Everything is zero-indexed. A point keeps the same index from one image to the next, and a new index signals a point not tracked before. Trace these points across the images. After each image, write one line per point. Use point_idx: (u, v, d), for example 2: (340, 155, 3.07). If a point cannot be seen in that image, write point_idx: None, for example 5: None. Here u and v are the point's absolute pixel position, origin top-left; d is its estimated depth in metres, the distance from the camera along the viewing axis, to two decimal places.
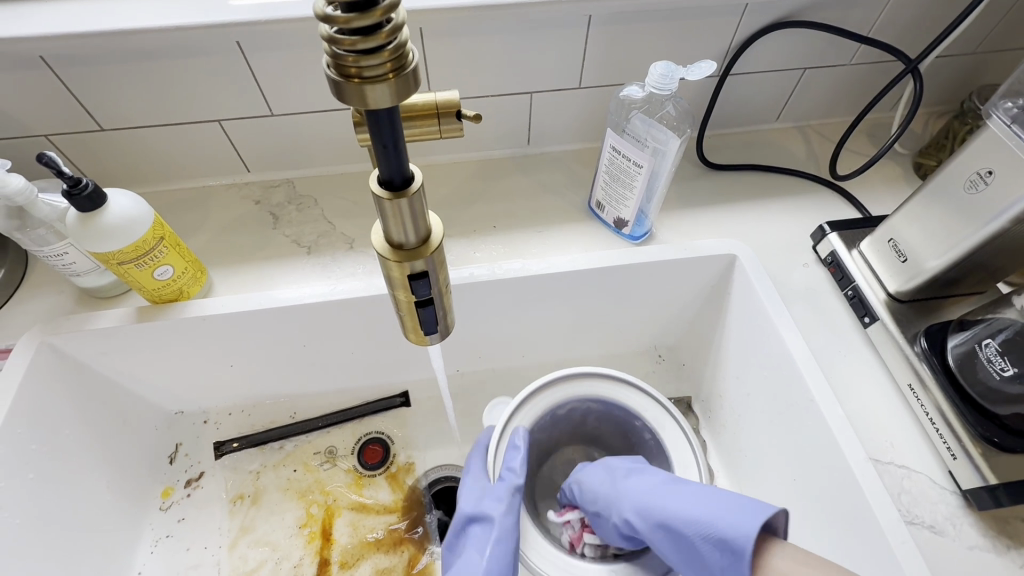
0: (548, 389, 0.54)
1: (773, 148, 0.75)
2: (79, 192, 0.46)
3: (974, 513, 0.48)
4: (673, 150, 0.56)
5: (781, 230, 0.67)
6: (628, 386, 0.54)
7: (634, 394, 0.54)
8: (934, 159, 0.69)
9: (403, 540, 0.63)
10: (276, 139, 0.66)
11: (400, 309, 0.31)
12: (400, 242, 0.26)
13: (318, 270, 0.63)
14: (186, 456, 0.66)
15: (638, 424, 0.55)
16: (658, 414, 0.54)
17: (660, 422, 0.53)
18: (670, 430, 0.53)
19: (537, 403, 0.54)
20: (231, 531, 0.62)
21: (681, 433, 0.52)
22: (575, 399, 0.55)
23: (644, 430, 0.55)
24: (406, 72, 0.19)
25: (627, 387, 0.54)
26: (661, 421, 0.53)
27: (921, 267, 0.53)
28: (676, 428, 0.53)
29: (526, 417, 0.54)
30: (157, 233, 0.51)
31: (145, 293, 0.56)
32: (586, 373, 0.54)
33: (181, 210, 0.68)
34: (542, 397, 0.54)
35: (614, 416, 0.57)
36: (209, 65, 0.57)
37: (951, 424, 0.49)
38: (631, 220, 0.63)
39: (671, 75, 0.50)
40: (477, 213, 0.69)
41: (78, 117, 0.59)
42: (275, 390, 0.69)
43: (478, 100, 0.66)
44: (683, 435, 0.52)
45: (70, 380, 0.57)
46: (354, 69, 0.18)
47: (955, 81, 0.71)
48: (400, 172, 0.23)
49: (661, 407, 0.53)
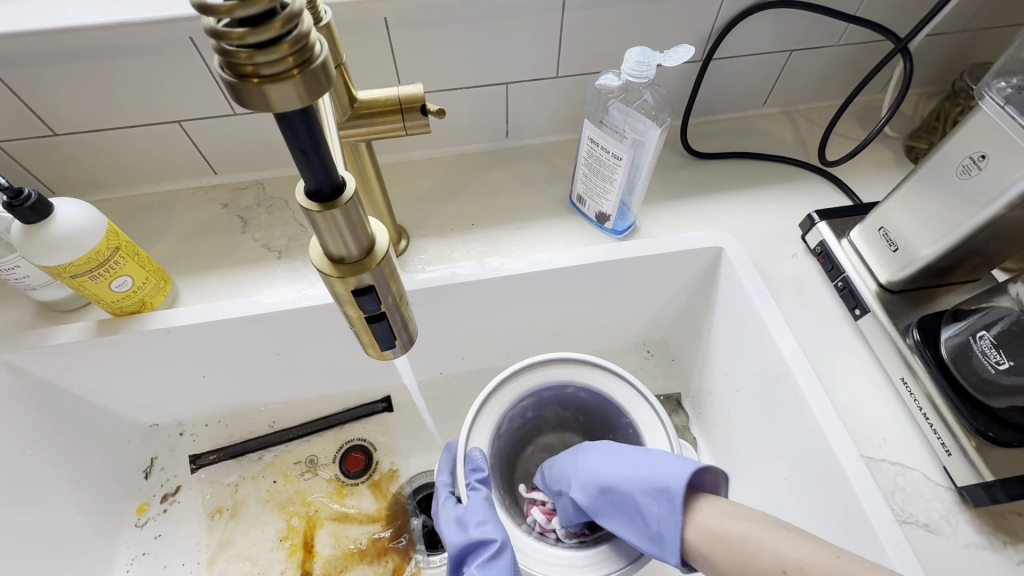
0: (520, 376, 0.52)
1: (760, 134, 0.72)
2: (21, 204, 0.44)
3: (970, 509, 0.46)
4: (653, 141, 0.53)
5: (770, 220, 0.65)
6: (572, 363, 0.52)
7: (579, 368, 0.52)
8: (926, 142, 0.66)
9: (388, 550, 0.61)
10: (241, 139, 0.63)
11: (353, 325, 0.28)
12: (341, 256, 0.24)
13: (290, 275, 0.61)
14: (161, 471, 0.63)
15: (595, 398, 0.53)
16: (613, 384, 0.52)
17: (623, 397, 0.51)
18: (638, 405, 0.50)
19: (491, 414, 0.50)
20: (210, 546, 0.60)
21: (650, 410, 0.50)
22: (526, 394, 0.52)
23: (608, 405, 0.53)
24: (313, 67, 0.16)
25: (570, 364, 0.52)
26: (620, 394, 0.51)
27: (913, 255, 0.51)
28: (645, 407, 0.50)
29: (483, 429, 0.50)
30: (111, 242, 0.48)
31: (105, 306, 0.53)
32: (544, 360, 0.52)
33: (146, 216, 0.65)
34: (493, 405, 0.50)
35: (568, 397, 0.55)
36: (163, 63, 0.54)
37: (945, 419, 0.48)
38: (613, 214, 0.60)
39: (647, 62, 0.47)
40: (455, 211, 0.67)
41: (29, 122, 0.56)
42: (252, 399, 0.67)
43: (452, 93, 0.63)
44: (654, 414, 0.49)
45: (32, 398, 0.55)
46: (249, 67, 0.15)
47: (946, 60, 0.69)
48: (329, 180, 0.21)
49: (634, 390, 0.51)
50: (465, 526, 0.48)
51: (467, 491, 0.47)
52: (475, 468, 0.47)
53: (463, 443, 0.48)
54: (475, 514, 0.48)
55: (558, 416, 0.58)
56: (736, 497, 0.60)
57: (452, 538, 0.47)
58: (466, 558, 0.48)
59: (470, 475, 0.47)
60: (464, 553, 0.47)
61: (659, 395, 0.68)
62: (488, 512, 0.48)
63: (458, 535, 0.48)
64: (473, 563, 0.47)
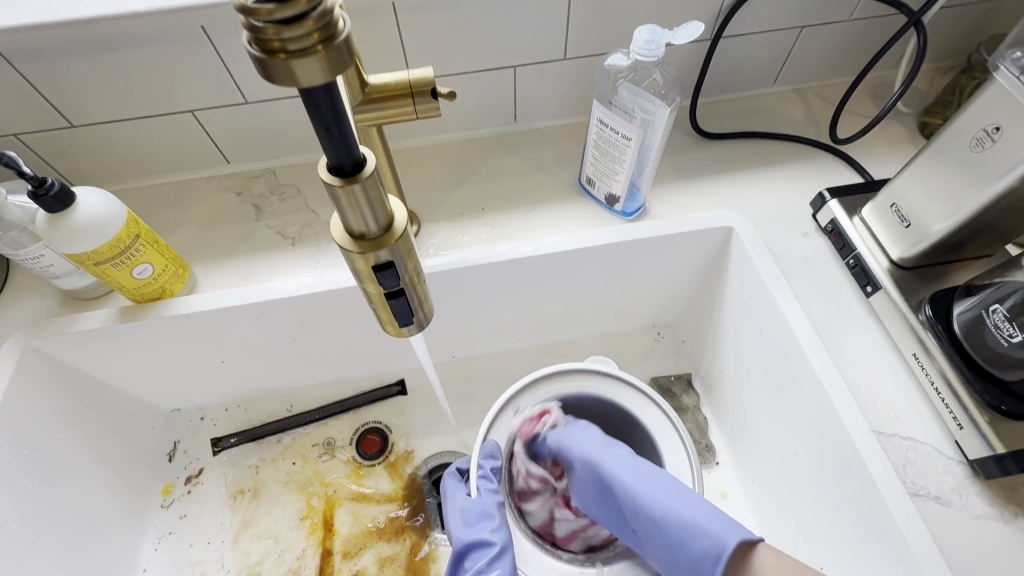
0: (539, 385, 0.53)
1: (770, 113, 0.72)
2: (45, 193, 0.45)
3: (982, 482, 0.46)
4: (663, 120, 0.53)
5: (780, 199, 0.64)
6: (584, 373, 0.53)
7: (589, 378, 0.53)
8: (940, 116, 0.66)
9: (405, 528, 0.63)
10: (253, 128, 0.64)
11: (372, 302, 0.29)
12: (361, 232, 0.25)
13: (305, 261, 0.62)
14: (184, 453, 0.65)
15: (607, 408, 0.54)
16: (623, 392, 0.53)
17: (633, 403, 0.52)
18: (649, 410, 0.51)
19: (506, 423, 0.51)
20: (233, 525, 0.62)
21: (661, 412, 0.51)
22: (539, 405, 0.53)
23: (620, 414, 0.53)
24: (336, 42, 0.17)
25: (585, 374, 0.53)
26: (632, 400, 0.52)
27: (925, 231, 0.51)
28: (658, 411, 0.51)
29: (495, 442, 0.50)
30: (132, 230, 0.49)
31: (126, 292, 0.55)
32: (563, 370, 0.53)
33: (162, 206, 0.66)
34: (513, 405, 0.52)
35: (586, 410, 0.55)
36: (175, 53, 0.54)
37: (957, 393, 0.48)
38: (622, 195, 0.60)
39: (657, 40, 0.47)
40: (465, 195, 0.67)
41: (47, 114, 0.57)
42: (270, 384, 0.68)
43: (460, 77, 0.64)
44: (666, 419, 0.50)
45: (59, 383, 0.57)
46: (276, 43, 0.16)
47: (962, 33, 0.68)
48: (350, 156, 0.21)
49: (648, 399, 0.52)
50: (471, 523, 0.49)
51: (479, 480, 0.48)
52: (490, 455, 0.49)
53: (481, 436, 0.49)
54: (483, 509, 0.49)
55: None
56: (747, 475, 0.61)
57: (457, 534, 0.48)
58: (467, 554, 0.48)
59: (484, 462, 0.48)
60: (467, 549, 0.48)
61: (669, 375, 0.69)
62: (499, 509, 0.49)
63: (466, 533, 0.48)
64: (474, 561, 0.47)
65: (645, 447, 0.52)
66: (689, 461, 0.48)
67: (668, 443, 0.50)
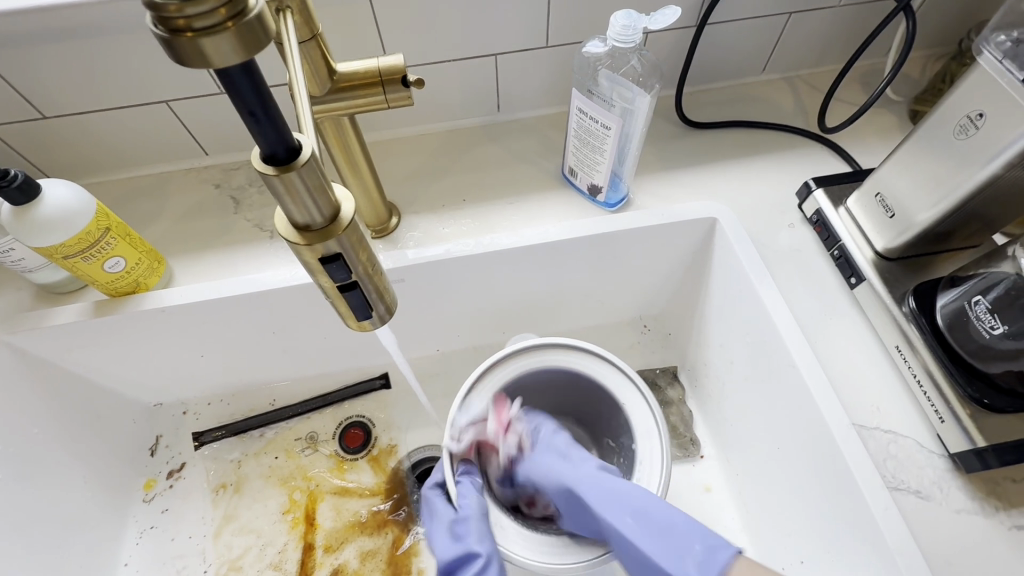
0: (516, 358, 0.52)
1: (758, 102, 0.71)
2: (8, 184, 0.44)
3: (963, 475, 0.46)
4: (642, 108, 0.52)
5: (767, 189, 0.63)
6: (556, 348, 0.53)
7: (564, 353, 0.53)
8: (930, 104, 0.65)
9: (388, 522, 0.63)
10: (230, 119, 0.63)
11: (327, 295, 0.29)
12: (306, 224, 0.24)
13: (284, 254, 0.61)
14: (166, 448, 0.65)
15: (580, 382, 0.54)
16: (596, 367, 0.52)
17: (604, 376, 0.52)
18: (621, 384, 0.51)
19: (473, 407, 0.50)
20: (215, 519, 0.62)
21: (634, 389, 0.50)
22: (510, 381, 0.52)
23: (595, 389, 0.53)
24: (247, 19, 0.16)
25: (560, 349, 0.53)
26: (603, 375, 0.52)
27: (910, 220, 0.50)
28: (629, 386, 0.51)
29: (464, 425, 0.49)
30: (102, 223, 0.49)
31: (100, 286, 0.54)
32: (538, 345, 0.52)
33: (140, 198, 0.66)
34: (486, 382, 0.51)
35: (560, 382, 0.55)
36: (146, 41, 0.53)
37: (939, 386, 0.47)
38: (604, 185, 0.59)
39: (634, 25, 0.46)
40: (447, 187, 0.66)
41: (18, 105, 0.56)
42: (252, 378, 0.68)
43: (440, 66, 0.62)
44: (639, 393, 0.50)
45: (35, 377, 0.56)
46: (180, 21, 0.15)
47: (954, 18, 0.66)
48: (283, 143, 0.21)
49: (625, 377, 0.51)
50: (454, 538, 0.47)
51: (460, 499, 0.47)
52: None
53: (450, 436, 0.48)
54: (465, 524, 0.46)
55: (546, 404, 0.58)
56: (730, 468, 0.61)
57: (439, 553, 0.47)
58: (457, 571, 0.47)
59: (460, 476, 0.48)
60: (453, 565, 0.46)
61: (654, 368, 0.68)
62: (483, 523, 0.47)
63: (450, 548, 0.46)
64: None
65: (620, 421, 0.52)
66: (661, 437, 0.48)
67: (642, 418, 0.49)
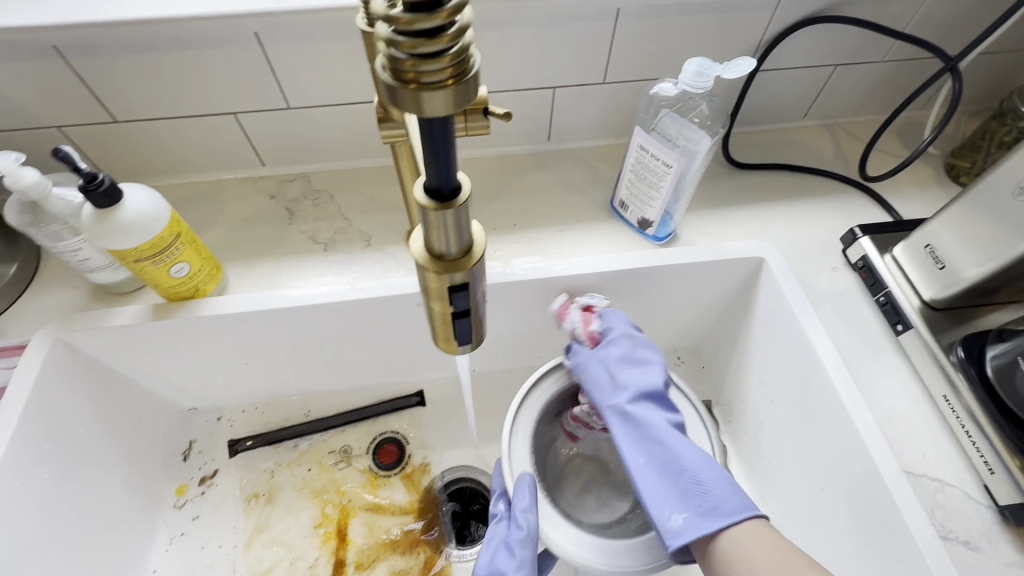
0: (582, 361, 0.56)
1: (800, 146, 0.73)
2: (94, 188, 0.45)
3: (1010, 528, 0.46)
4: (704, 150, 0.54)
5: (809, 232, 0.65)
6: (590, 357, 0.57)
7: None
8: (968, 160, 0.67)
9: (420, 542, 0.62)
10: (293, 132, 0.64)
11: (435, 319, 0.29)
12: (441, 253, 0.25)
13: (335, 267, 0.62)
14: (200, 454, 0.65)
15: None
16: None
17: (664, 393, 0.55)
18: None
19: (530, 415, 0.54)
20: (246, 530, 0.62)
21: (682, 397, 0.54)
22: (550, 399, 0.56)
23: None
24: (467, 78, 0.17)
25: None
26: None
27: (958, 276, 0.52)
28: (666, 381, 0.54)
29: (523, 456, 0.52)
30: (174, 230, 0.50)
31: (160, 290, 0.55)
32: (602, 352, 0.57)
33: (195, 204, 0.67)
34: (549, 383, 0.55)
35: None
36: (228, 55, 0.55)
37: (989, 438, 0.48)
38: (655, 221, 0.61)
39: (706, 72, 0.48)
40: (497, 211, 0.67)
41: (92, 108, 0.58)
42: (289, 388, 0.68)
43: (501, 95, 0.64)
44: (693, 410, 0.54)
45: (84, 376, 0.56)
46: (411, 73, 0.16)
47: (990, 80, 0.70)
48: (448, 182, 0.22)
49: (682, 396, 0.54)
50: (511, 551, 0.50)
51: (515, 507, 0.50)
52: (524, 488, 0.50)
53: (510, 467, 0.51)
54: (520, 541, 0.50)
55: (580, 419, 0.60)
56: (766, 506, 0.61)
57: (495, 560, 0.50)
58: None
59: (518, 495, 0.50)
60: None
61: None
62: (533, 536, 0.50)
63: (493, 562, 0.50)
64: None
65: None
66: (717, 469, 0.49)
67: (690, 419, 0.51)
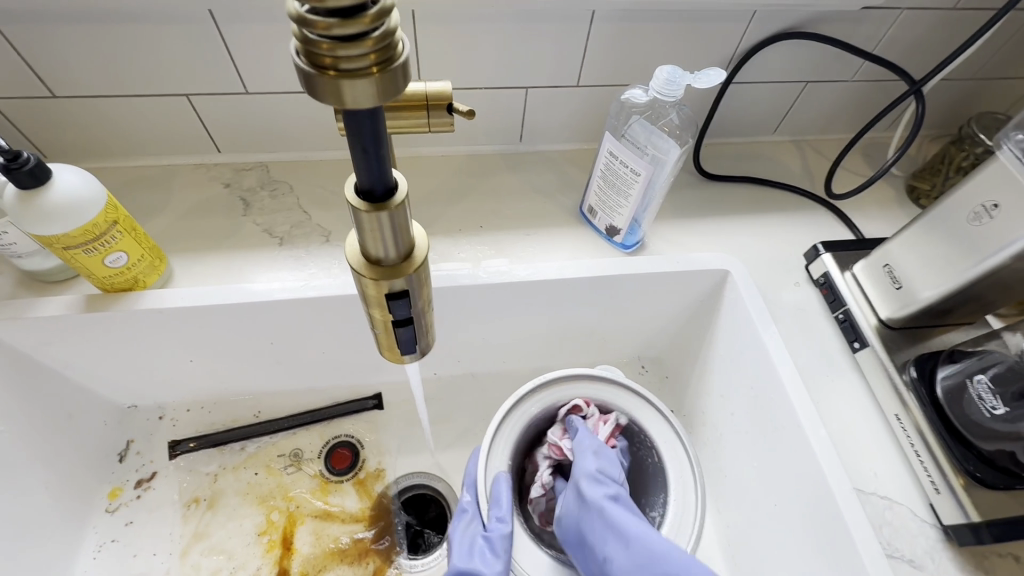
0: (575, 382, 0.52)
1: (770, 161, 0.73)
2: (18, 167, 0.42)
3: (954, 547, 0.47)
4: (673, 160, 0.53)
5: (775, 247, 0.65)
6: (582, 379, 0.52)
7: (619, 392, 0.52)
8: (928, 183, 0.68)
9: (369, 551, 0.60)
10: (251, 119, 0.61)
11: (375, 327, 0.28)
12: (378, 258, 0.23)
13: (290, 262, 0.59)
14: (137, 455, 0.61)
15: (605, 415, 0.52)
16: (643, 411, 0.51)
17: (654, 426, 0.50)
18: (651, 414, 0.50)
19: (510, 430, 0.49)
20: (184, 537, 0.58)
21: (668, 425, 0.50)
22: (535, 416, 0.51)
23: (620, 419, 0.52)
24: (392, 66, 0.17)
25: (616, 386, 0.52)
26: (639, 408, 0.51)
27: (913, 296, 0.53)
28: (655, 416, 0.50)
29: (498, 455, 0.48)
30: (110, 216, 0.46)
31: (94, 281, 0.51)
32: (597, 377, 0.52)
33: (142, 189, 0.63)
34: (535, 398, 0.51)
35: (603, 420, 0.53)
36: (180, 33, 0.52)
37: (936, 458, 0.49)
38: (623, 228, 0.60)
39: (677, 81, 0.48)
40: (464, 212, 0.66)
41: (28, 82, 0.54)
42: (238, 388, 0.65)
43: (471, 93, 0.63)
44: (678, 439, 0.49)
45: (6, 370, 0.52)
46: (328, 57, 0.16)
47: (951, 105, 0.71)
48: (382, 180, 0.21)
49: (671, 426, 0.49)
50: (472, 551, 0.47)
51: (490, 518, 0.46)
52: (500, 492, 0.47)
53: (484, 468, 0.47)
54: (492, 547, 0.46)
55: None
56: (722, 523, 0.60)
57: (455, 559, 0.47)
58: None
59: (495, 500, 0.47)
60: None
61: None
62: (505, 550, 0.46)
63: (463, 559, 0.47)
64: None
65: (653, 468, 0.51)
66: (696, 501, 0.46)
67: (672, 450, 0.49)
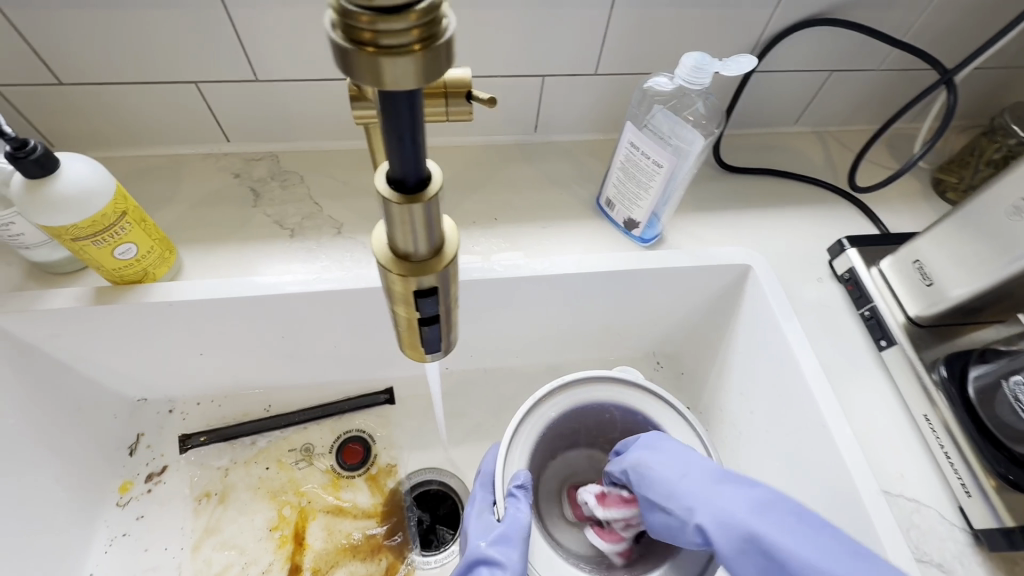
0: (599, 385, 0.50)
1: (791, 152, 0.71)
2: (24, 155, 0.40)
3: (983, 552, 0.46)
4: (697, 151, 0.52)
5: (797, 241, 0.63)
6: (607, 382, 0.50)
7: (644, 398, 0.50)
8: (956, 176, 0.66)
9: (382, 547, 0.59)
10: (262, 108, 0.60)
11: (399, 324, 0.26)
12: (407, 252, 0.22)
13: (302, 255, 0.58)
14: (148, 448, 0.61)
15: (628, 421, 0.51)
16: (666, 418, 0.49)
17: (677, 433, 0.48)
18: (676, 423, 0.49)
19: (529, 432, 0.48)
20: (195, 531, 0.58)
21: (692, 433, 0.48)
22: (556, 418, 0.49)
23: (643, 426, 0.51)
24: (436, 43, 0.16)
25: (641, 392, 0.50)
26: (663, 416, 0.49)
27: (943, 294, 0.51)
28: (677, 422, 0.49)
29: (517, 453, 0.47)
30: (119, 206, 0.45)
31: (104, 273, 0.50)
32: (622, 381, 0.50)
33: (150, 179, 0.62)
34: (558, 399, 0.49)
35: (625, 425, 0.52)
36: (189, 17, 0.50)
37: (967, 460, 0.47)
38: (642, 222, 0.58)
39: (704, 68, 0.46)
40: (477, 204, 0.64)
41: (34, 68, 0.52)
42: (248, 381, 0.64)
43: (486, 81, 0.61)
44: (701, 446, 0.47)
45: (15, 363, 0.52)
46: (369, 33, 0.15)
47: (981, 95, 0.69)
48: (416, 170, 0.19)
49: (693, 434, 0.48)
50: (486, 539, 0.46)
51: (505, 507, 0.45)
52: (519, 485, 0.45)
53: (502, 461, 0.46)
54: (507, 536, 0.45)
55: (573, 443, 0.54)
56: None
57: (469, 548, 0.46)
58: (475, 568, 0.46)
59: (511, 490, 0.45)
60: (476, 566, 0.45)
61: None
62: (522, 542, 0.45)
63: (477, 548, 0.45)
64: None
65: None
66: None
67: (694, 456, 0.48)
